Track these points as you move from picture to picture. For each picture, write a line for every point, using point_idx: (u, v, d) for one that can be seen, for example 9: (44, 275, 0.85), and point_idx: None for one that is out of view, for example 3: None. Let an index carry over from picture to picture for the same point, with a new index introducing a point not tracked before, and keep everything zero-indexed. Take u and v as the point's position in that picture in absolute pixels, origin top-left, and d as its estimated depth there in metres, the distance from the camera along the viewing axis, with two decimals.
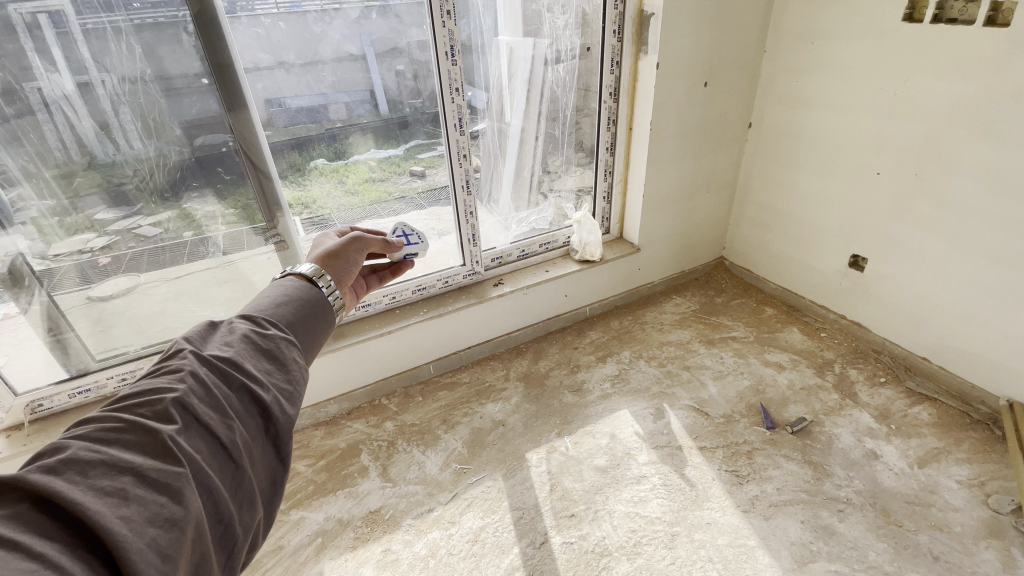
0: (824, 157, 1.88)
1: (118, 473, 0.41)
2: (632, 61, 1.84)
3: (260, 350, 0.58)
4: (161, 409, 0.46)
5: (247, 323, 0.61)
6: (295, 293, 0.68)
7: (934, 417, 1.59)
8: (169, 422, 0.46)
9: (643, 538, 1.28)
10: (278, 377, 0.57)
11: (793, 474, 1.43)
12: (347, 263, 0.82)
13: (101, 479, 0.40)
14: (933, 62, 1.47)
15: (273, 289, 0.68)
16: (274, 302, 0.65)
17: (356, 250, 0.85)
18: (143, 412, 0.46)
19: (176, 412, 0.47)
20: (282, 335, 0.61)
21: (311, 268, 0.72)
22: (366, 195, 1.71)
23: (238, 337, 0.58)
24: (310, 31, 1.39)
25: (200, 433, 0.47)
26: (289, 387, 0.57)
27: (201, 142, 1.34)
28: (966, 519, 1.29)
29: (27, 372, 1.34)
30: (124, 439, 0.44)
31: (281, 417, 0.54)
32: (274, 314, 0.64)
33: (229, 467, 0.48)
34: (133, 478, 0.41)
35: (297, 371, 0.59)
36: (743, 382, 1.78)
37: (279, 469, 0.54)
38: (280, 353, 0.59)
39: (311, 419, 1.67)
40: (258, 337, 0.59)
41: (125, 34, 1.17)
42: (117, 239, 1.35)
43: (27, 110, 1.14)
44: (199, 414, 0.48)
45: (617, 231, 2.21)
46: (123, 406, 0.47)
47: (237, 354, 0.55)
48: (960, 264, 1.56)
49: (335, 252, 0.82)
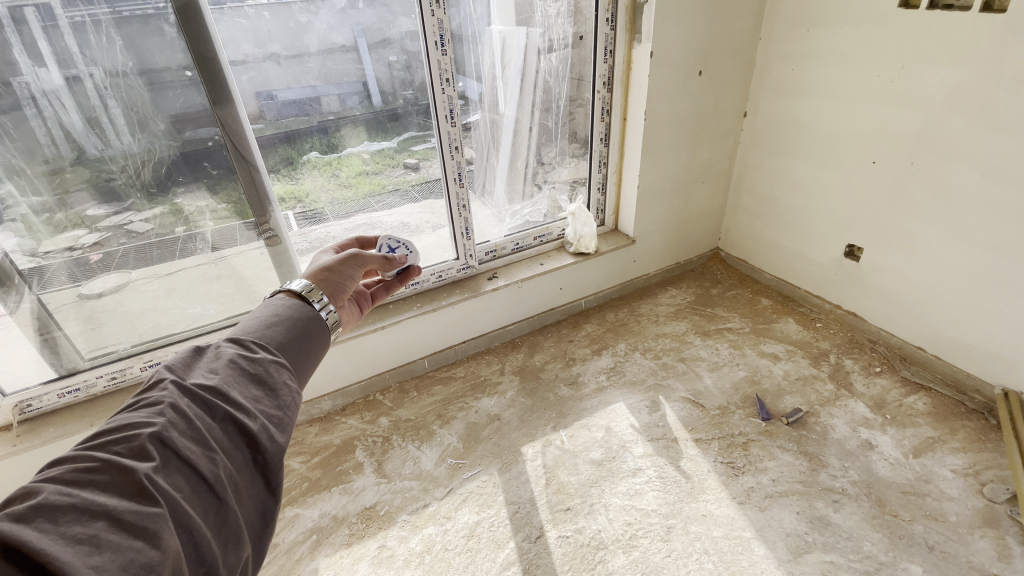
0: (821, 148, 1.86)
1: (91, 518, 0.39)
2: (626, 50, 1.81)
3: (248, 376, 0.56)
4: (138, 445, 0.44)
5: (234, 347, 0.59)
6: (285, 313, 0.67)
7: (929, 407, 1.60)
8: (146, 459, 0.44)
9: (639, 531, 1.28)
10: (266, 403, 0.55)
11: (788, 465, 1.44)
12: (344, 279, 0.81)
13: (72, 526, 0.38)
14: (931, 48, 1.45)
15: (263, 309, 0.67)
16: (263, 323, 0.64)
17: (353, 266, 0.84)
18: (118, 449, 0.44)
19: (154, 448, 0.45)
20: (271, 358, 0.59)
21: (302, 285, 0.72)
22: (359, 188, 1.68)
23: (224, 363, 0.56)
24: (296, 21, 1.36)
25: (180, 468, 0.45)
26: (278, 413, 0.55)
27: (189, 136, 1.31)
28: (962, 508, 1.29)
29: (16, 372, 1.32)
30: (98, 480, 0.41)
31: (269, 446, 0.52)
32: (264, 336, 0.63)
33: (213, 503, 0.45)
34: (107, 523, 0.39)
35: (287, 395, 0.57)
36: (739, 373, 1.78)
37: (269, 502, 0.51)
38: (269, 378, 0.57)
39: (305, 415, 1.67)
40: (246, 363, 0.57)
41: (107, 26, 1.14)
42: (108, 236, 1.34)
43: (13, 105, 1.11)
44: (179, 448, 0.46)
45: (612, 222, 2.19)
46: (99, 443, 0.45)
47: (222, 382, 0.54)
48: (959, 253, 1.55)
49: (332, 267, 0.80)
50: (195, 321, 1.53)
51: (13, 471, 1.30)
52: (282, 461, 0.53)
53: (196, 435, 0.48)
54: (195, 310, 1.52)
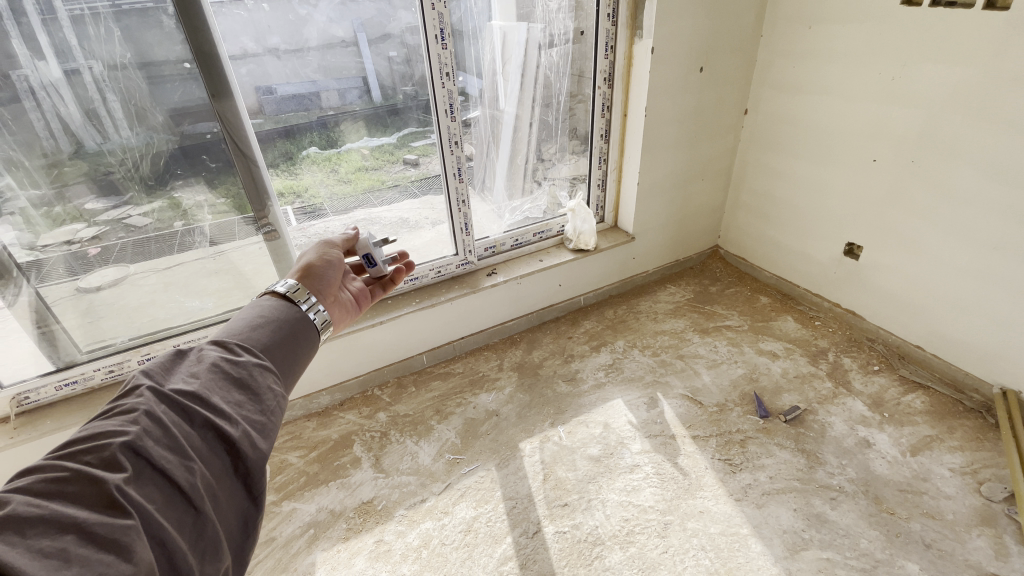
0: (823, 145, 1.85)
1: (60, 531, 0.38)
2: (627, 46, 1.80)
3: (230, 380, 0.56)
4: (110, 455, 0.44)
5: (217, 350, 0.59)
6: (271, 314, 0.67)
7: (927, 405, 1.60)
8: (118, 470, 0.43)
9: (636, 527, 1.28)
10: (249, 408, 0.55)
11: (786, 462, 1.44)
12: (327, 271, 0.82)
13: (40, 539, 0.37)
14: (935, 45, 1.44)
15: (249, 311, 0.67)
16: (249, 325, 0.64)
17: (331, 257, 0.85)
18: (90, 459, 0.44)
19: (126, 458, 0.44)
20: (255, 361, 0.59)
21: (287, 287, 0.71)
22: (358, 184, 1.68)
23: (206, 368, 0.56)
24: (295, 14, 1.35)
25: (155, 478, 0.45)
26: (260, 419, 0.55)
27: (188, 129, 1.30)
28: (959, 507, 1.29)
29: (12, 365, 1.32)
30: (68, 490, 0.41)
31: (251, 453, 0.52)
32: (248, 339, 0.63)
33: (189, 514, 0.45)
34: (76, 537, 0.38)
35: (271, 399, 0.57)
36: (737, 371, 1.78)
37: (251, 510, 0.52)
38: (252, 382, 0.57)
39: (303, 410, 1.66)
40: (228, 366, 0.57)
41: (105, 19, 1.13)
42: (106, 230, 1.33)
43: (11, 97, 1.10)
44: (154, 458, 0.45)
45: (611, 219, 2.19)
46: (71, 452, 0.44)
47: (202, 388, 0.53)
48: (958, 251, 1.55)
49: (312, 262, 0.82)
50: (193, 315, 1.52)
51: (11, 464, 1.29)
52: (264, 468, 0.53)
53: (172, 444, 0.47)
54: (194, 304, 1.52)
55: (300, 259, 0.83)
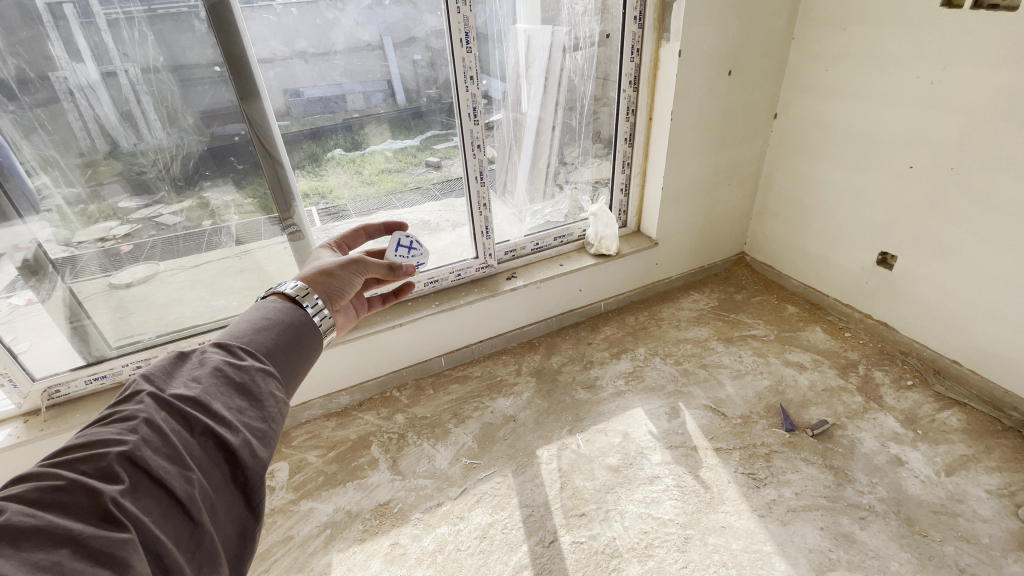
0: (857, 150, 1.78)
1: (55, 545, 0.38)
2: (654, 48, 1.77)
3: (231, 385, 0.56)
4: (106, 466, 0.44)
5: (220, 353, 0.59)
6: (275, 317, 0.67)
7: (963, 423, 1.53)
8: (115, 481, 0.43)
9: (655, 540, 1.25)
10: (250, 415, 0.55)
11: (813, 479, 1.39)
12: (341, 284, 0.82)
13: (35, 552, 0.37)
14: (978, 49, 1.38)
15: (254, 313, 0.67)
16: (253, 327, 0.65)
17: (354, 272, 0.85)
18: (85, 469, 0.44)
19: (123, 469, 0.44)
20: (257, 365, 0.59)
21: (294, 288, 0.72)
22: (381, 186, 1.69)
23: (207, 372, 0.56)
24: (322, 18, 1.36)
25: (153, 489, 0.45)
26: (261, 426, 0.55)
27: (216, 132, 1.32)
28: (995, 530, 1.23)
29: (46, 358, 1.36)
30: (64, 502, 0.41)
31: (250, 462, 0.52)
32: (252, 342, 0.63)
33: (186, 526, 0.45)
34: (70, 550, 0.38)
35: (273, 406, 0.57)
36: (763, 382, 1.73)
37: (248, 519, 0.52)
38: (254, 387, 0.57)
39: (323, 409, 1.68)
40: (231, 370, 0.57)
41: (139, 22, 1.16)
42: (138, 228, 1.36)
43: (51, 98, 1.15)
44: (151, 468, 0.45)
45: (634, 224, 2.16)
46: (66, 460, 0.44)
47: (203, 393, 0.53)
48: (998, 263, 1.48)
49: (332, 272, 0.81)
50: (217, 313, 1.55)
51: (42, 455, 1.33)
52: (263, 477, 0.53)
53: (170, 453, 0.47)
54: (219, 302, 1.54)
55: (323, 262, 0.83)
